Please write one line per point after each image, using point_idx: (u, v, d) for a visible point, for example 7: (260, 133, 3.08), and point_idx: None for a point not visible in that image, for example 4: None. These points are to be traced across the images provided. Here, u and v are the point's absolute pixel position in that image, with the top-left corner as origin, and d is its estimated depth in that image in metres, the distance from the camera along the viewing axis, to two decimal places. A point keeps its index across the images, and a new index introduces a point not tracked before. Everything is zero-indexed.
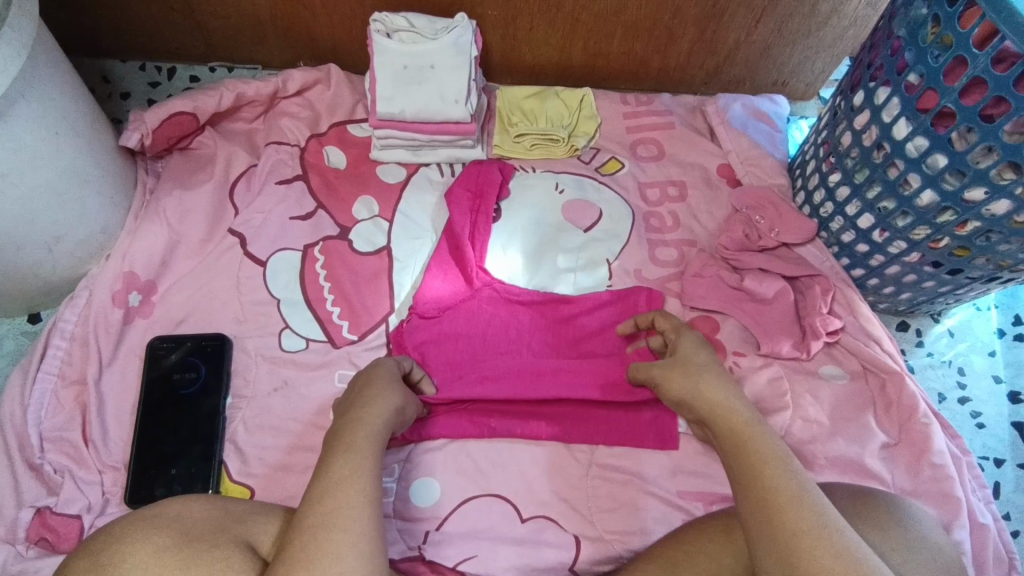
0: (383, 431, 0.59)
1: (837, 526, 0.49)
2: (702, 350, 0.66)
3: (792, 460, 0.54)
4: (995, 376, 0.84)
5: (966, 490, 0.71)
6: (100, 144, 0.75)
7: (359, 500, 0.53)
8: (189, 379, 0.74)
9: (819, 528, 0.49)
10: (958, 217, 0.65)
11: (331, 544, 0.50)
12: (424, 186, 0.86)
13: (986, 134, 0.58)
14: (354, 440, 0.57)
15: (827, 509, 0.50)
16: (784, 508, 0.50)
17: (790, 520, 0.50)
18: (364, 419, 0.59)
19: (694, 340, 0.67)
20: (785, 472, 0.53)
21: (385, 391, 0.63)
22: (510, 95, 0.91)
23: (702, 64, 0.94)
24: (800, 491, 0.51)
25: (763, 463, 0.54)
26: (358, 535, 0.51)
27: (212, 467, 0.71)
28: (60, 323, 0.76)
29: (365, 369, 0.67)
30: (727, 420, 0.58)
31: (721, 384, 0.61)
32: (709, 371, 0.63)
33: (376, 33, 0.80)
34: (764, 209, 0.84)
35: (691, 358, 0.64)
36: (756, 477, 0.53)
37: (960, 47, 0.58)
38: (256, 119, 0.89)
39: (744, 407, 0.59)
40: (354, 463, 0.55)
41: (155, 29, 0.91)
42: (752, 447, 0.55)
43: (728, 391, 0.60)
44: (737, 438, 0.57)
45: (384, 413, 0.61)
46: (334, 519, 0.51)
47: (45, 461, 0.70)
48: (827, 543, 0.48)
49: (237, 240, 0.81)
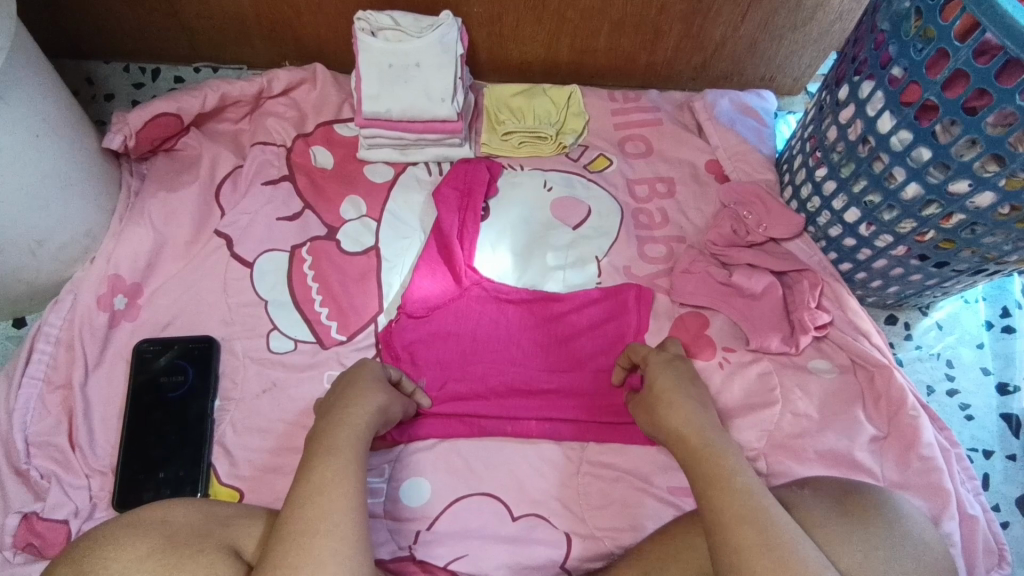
0: (366, 433, 0.59)
1: (781, 540, 0.51)
2: (665, 372, 0.67)
3: (741, 476, 0.56)
4: (984, 368, 0.85)
5: (955, 482, 0.72)
6: (83, 145, 0.74)
7: (343, 504, 0.53)
8: (176, 382, 0.74)
9: (761, 545, 0.51)
10: (943, 210, 0.65)
11: (314, 550, 0.50)
12: (411, 186, 0.86)
13: (969, 126, 0.59)
14: (337, 444, 0.57)
15: (773, 524, 0.52)
16: (727, 528, 0.53)
17: (733, 540, 0.52)
18: (346, 422, 0.59)
19: (661, 361, 0.69)
20: (734, 492, 0.55)
21: (368, 391, 0.63)
22: (498, 93, 0.90)
23: (689, 59, 0.94)
24: (745, 509, 0.54)
25: (712, 484, 0.56)
26: (341, 541, 0.51)
27: (200, 471, 0.70)
28: (45, 327, 0.75)
29: (351, 368, 0.67)
30: (680, 445, 0.61)
31: (676, 408, 0.64)
32: (665, 398, 0.65)
33: (360, 32, 0.79)
34: (752, 205, 0.84)
35: (651, 387, 0.67)
36: (706, 500, 0.56)
37: (942, 40, 0.58)
38: (242, 119, 0.89)
39: (698, 428, 0.61)
40: (336, 466, 0.55)
41: (139, 30, 0.91)
42: (704, 469, 0.58)
43: (683, 414, 0.63)
44: (692, 462, 0.59)
45: (368, 415, 0.61)
46: (316, 525, 0.51)
47: (31, 467, 0.70)
48: (767, 559, 0.50)
49: (224, 242, 0.81)
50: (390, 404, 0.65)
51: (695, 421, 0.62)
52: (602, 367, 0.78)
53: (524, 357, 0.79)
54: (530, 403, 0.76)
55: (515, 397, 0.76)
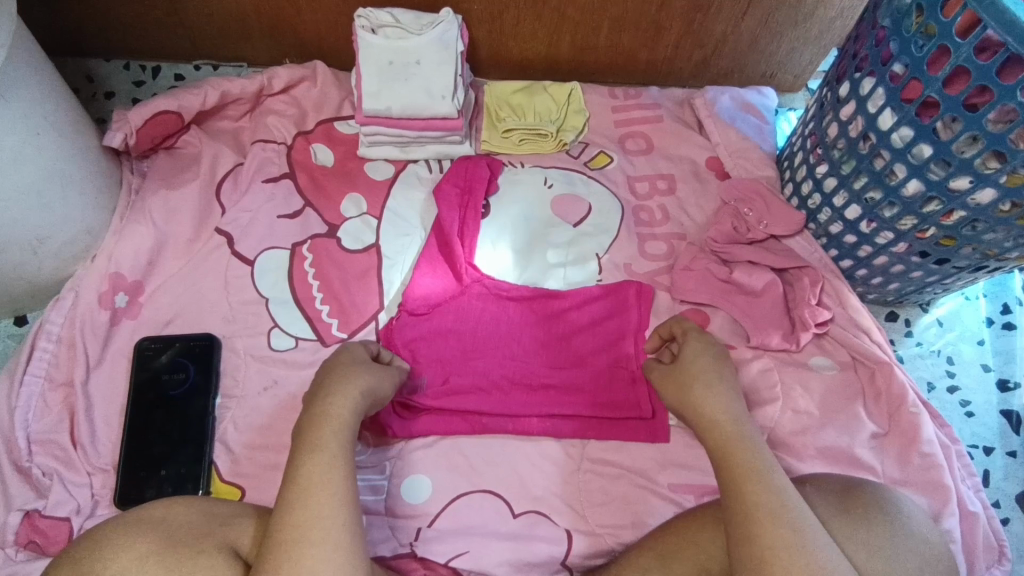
0: (351, 424, 0.58)
1: (812, 545, 0.52)
2: (704, 355, 0.65)
3: (774, 475, 0.56)
4: (984, 364, 0.85)
5: (955, 478, 0.72)
6: (83, 143, 0.74)
7: (331, 506, 0.53)
8: (177, 380, 0.74)
9: (792, 549, 0.51)
10: (943, 207, 0.65)
11: (305, 557, 0.50)
12: (412, 184, 0.86)
13: (970, 123, 0.59)
14: (322, 439, 0.56)
15: (804, 528, 0.53)
16: (760, 528, 0.53)
17: (765, 541, 0.52)
18: (330, 414, 0.58)
19: (702, 343, 0.66)
20: (764, 491, 0.55)
21: (352, 377, 0.61)
22: (498, 90, 0.90)
23: (690, 56, 0.94)
24: (779, 509, 0.54)
25: (748, 480, 0.56)
26: (332, 544, 0.51)
27: (202, 468, 0.70)
28: (47, 325, 0.75)
29: (331, 355, 0.65)
30: (716, 432, 0.60)
31: (716, 395, 0.62)
32: (705, 383, 0.63)
33: (361, 29, 0.79)
34: (753, 202, 0.84)
35: (689, 368, 0.64)
36: (737, 494, 0.55)
37: (943, 37, 0.58)
38: (242, 117, 0.89)
39: (734, 420, 0.60)
40: (321, 466, 0.54)
41: (139, 28, 0.91)
42: (737, 463, 0.57)
43: (722, 402, 0.61)
44: (725, 453, 0.58)
45: (353, 403, 0.59)
46: (307, 530, 0.51)
47: (33, 464, 0.70)
48: (801, 565, 0.51)
49: (224, 240, 0.81)
50: (376, 384, 0.63)
51: (731, 411, 0.61)
52: (603, 364, 0.78)
53: (525, 355, 0.79)
54: (531, 401, 0.76)
55: (516, 394, 0.76)
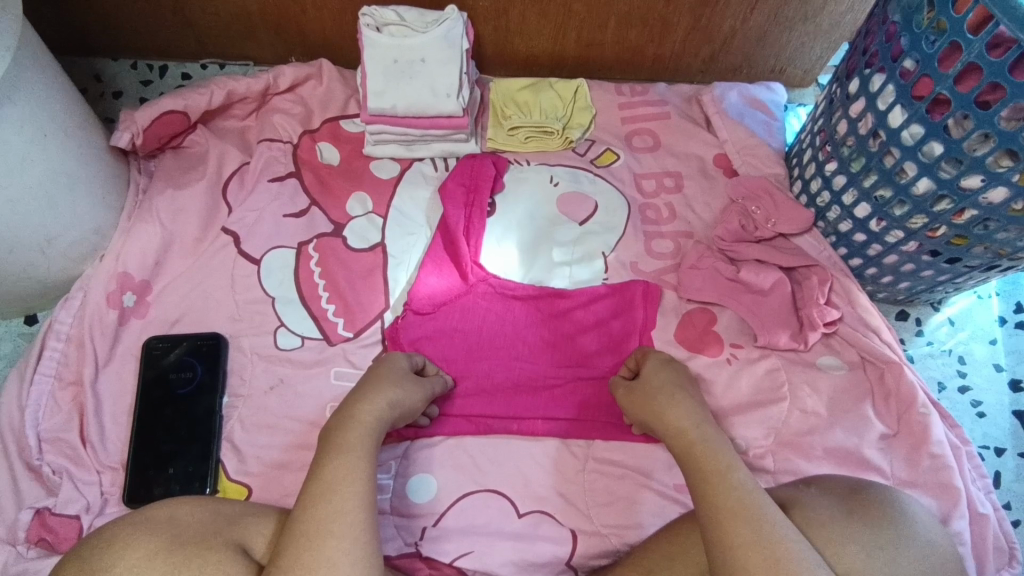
0: (377, 432, 0.59)
1: (777, 539, 0.51)
2: (660, 371, 0.69)
3: (735, 473, 0.56)
4: (996, 364, 0.84)
5: (965, 479, 0.71)
6: (90, 143, 0.74)
7: (353, 503, 0.53)
8: (185, 379, 0.74)
9: (755, 543, 0.51)
10: (954, 205, 0.64)
11: (329, 551, 0.50)
12: (417, 182, 0.86)
13: (982, 121, 0.57)
14: (350, 441, 0.57)
15: (768, 520, 0.52)
16: (724, 526, 0.53)
17: (728, 539, 0.52)
18: (358, 420, 0.59)
19: (657, 361, 0.70)
20: (727, 489, 0.55)
21: (385, 386, 0.63)
22: (503, 87, 0.90)
23: (698, 52, 0.93)
24: (739, 506, 0.54)
25: (709, 481, 0.56)
26: (353, 541, 0.51)
27: (209, 467, 0.71)
28: (55, 325, 0.75)
29: (375, 366, 0.67)
30: (676, 440, 0.62)
31: (677, 403, 0.64)
32: (661, 393, 0.66)
33: (365, 28, 0.79)
34: (760, 200, 0.83)
35: (646, 380, 0.68)
36: (702, 496, 0.56)
37: (954, 33, 0.57)
38: (248, 116, 0.89)
39: (696, 425, 0.62)
40: (347, 466, 0.55)
41: (146, 27, 0.91)
42: (699, 464, 0.58)
43: (683, 409, 0.63)
44: (689, 457, 0.60)
45: (379, 412, 0.61)
46: (330, 526, 0.51)
47: (43, 463, 0.70)
48: (761, 558, 0.50)
49: (231, 239, 0.81)
50: (404, 399, 0.64)
51: (692, 415, 0.63)
52: (609, 362, 0.78)
53: (531, 355, 0.79)
54: (537, 400, 0.76)
55: (522, 393, 0.76)
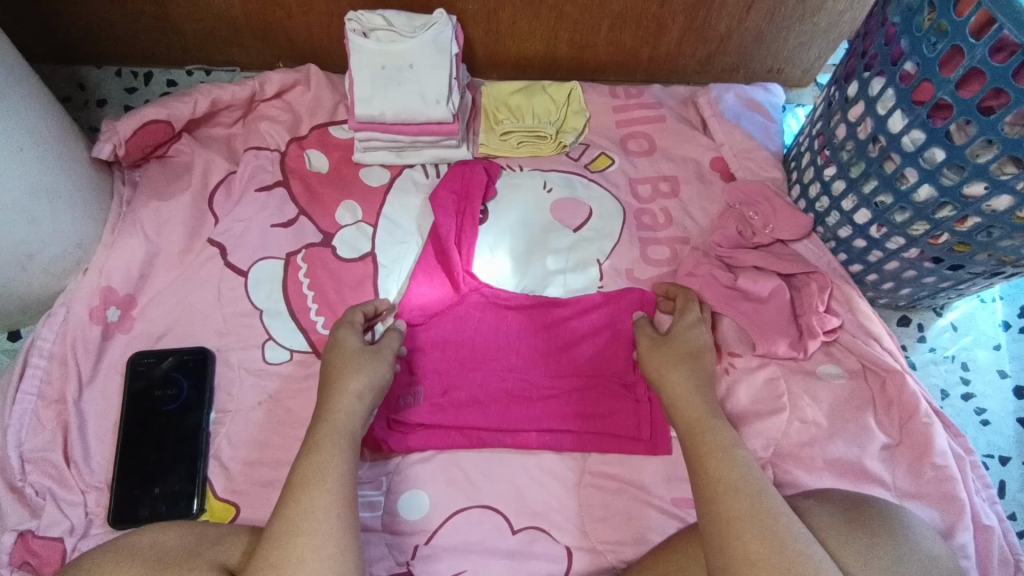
0: (353, 429, 0.61)
1: (774, 513, 0.54)
2: (693, 339, 0.69)
3: (740, 451, 0.59)
4: (1000, 370, 0.82)
5: (969, 491, 0.69)
6: (71, 156, 0.73)
7: (324, 499, 0.54)
8: (170, 396, 0.73)
9: (752, 515, 0.54)
10: (957, 213, 0.62)
11: (298, 548, 0.51)
12: (408, 190, 0.84)
13: (985, 128, 0.55)
14: (324, 440, 0.59)
15: (768, 496, 0.55)
16: (721, 498, 0.55)
17: (725, 511, 0.55)
18: (330, 419, 0.60)
19: (690, 326, 0.71)
20: (730, 464, 0.57)
21: (350, 375, 0.64)
22: (495, 91, 0.88)
23: (693, 52, 0.90)
24: (740, 481, 0.56)
25: (712, 453, 0.59)
26: (324, 536, 0.52)
27: (196, 486, 0.69)
28: (38, 341, 0.74)
29: (330, 350, 0.67)
30: (687, 409, 0.63)
31: (686, 376, 0.65)
32: (691, 361, 0.67)
33: (352, 33, 0.77)
34: (758, 205, 0.81)
35: (676, 342, 0.69)
36: (702, 469, 0.58)
37: (956, 37, 0.55)
38: (235, 123, 0.87)
39: (702, 401, 0.63)
40: (320, 464, 0.57)
41: (130, 34, 0.89)
42: (703, 439, 0.60)
43: (691, 383, 0.65)
44: (694, 430, 0.61)
45: (350, 405, 0.62)
46: (300, 523, 0.53)
47: (26, 484, 0.69)
48: (756, 529, 0.53)
49: (217, 251, 0.80)
50: (371, 379, 0.64)
51: (703, 390, 0.65)
52: (605, 373, 0.76)
53: (525, 366, 0.76)
54: (531, 413, 0.74)
55: (515, 407, 0.74)
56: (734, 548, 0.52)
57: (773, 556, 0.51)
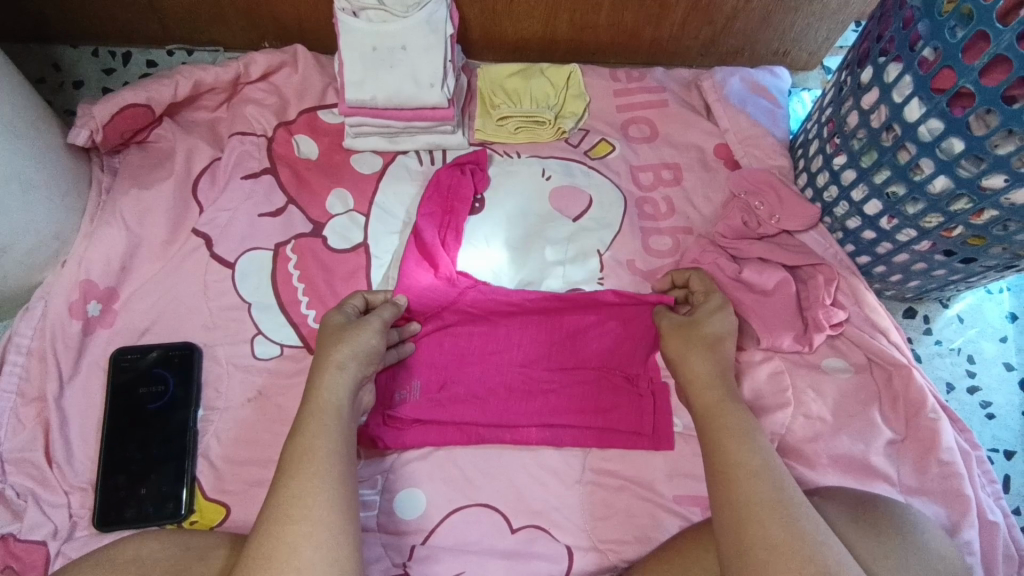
0: (339, 406, 0.58)
1: (794, 500, 0.52)
2: (716, 320, 0.66)
3: (758, 436, 0.57)
4: (1007, 363, 0.81)
5: (975, 487, 0.68)
6: (47, 142, 0.69)
7: (313, 484, 0.52)
8: (156, 393, 0.70)
9: (770, 500, 0.52)
10: (974, 206, 0.60)
11: (289, 536, 0.50)
12: (402, 177, 0.81)
13: (1008, 118, 0.53)
14: (310, 421, 0.57)
15: (786, 484, 0.54)
16: (740, 481, 0.54)
17: (743, 494, 0.53)
18: (316, 397, 0.58)
19: (714, 306, 0.68)
20: (749, 450, 0.56)
21: (331, 353, 0.61)
22: (491, 74, 0.84)
23: (697, 34, 0.87)
24: (759, 468, 0.54)
25: (728, 435, 0.57)
26: (314, 522, 0.51)
27: (184, 487, 0.67)
28: (15, 338, 0.71)
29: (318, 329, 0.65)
30: (705, 393, 0.61)
31: (706, 360, 0.63)
32: (710, 343, 0.64)
33: (341, 12, 0.73)
34: (764, 194, 0.78)
35: (699, 325, 0.66)
36: (720, 451, 0.57)
37: (982, 23, 0.52)
38: (219, 106, 0.83)
39: (714, 384, 0.61)
40: (308, 447, 0.55)
41: (105, 12, 0.85)
42: (720, 423, 0.58)
43: (712, 367, 0.63)
44: (710, 415, 0.60)
45: (335, 381, 0.59)
46: (289, 511, 0.51)
47: (7, 485, 0.66)
48: (774, 513, 0.51)
49: (203, 241, 0.76)
50: (354, 347, 0.62)
51: (720, 372, 0.62)
52: (607, 366, 0.74)
53: (525, 360, 0.74)
54: (531, 409, 0.72)
55: (515, 402, 0.72)
56: (751, 534, 0.51)
57: (789, 540, 0.50)
